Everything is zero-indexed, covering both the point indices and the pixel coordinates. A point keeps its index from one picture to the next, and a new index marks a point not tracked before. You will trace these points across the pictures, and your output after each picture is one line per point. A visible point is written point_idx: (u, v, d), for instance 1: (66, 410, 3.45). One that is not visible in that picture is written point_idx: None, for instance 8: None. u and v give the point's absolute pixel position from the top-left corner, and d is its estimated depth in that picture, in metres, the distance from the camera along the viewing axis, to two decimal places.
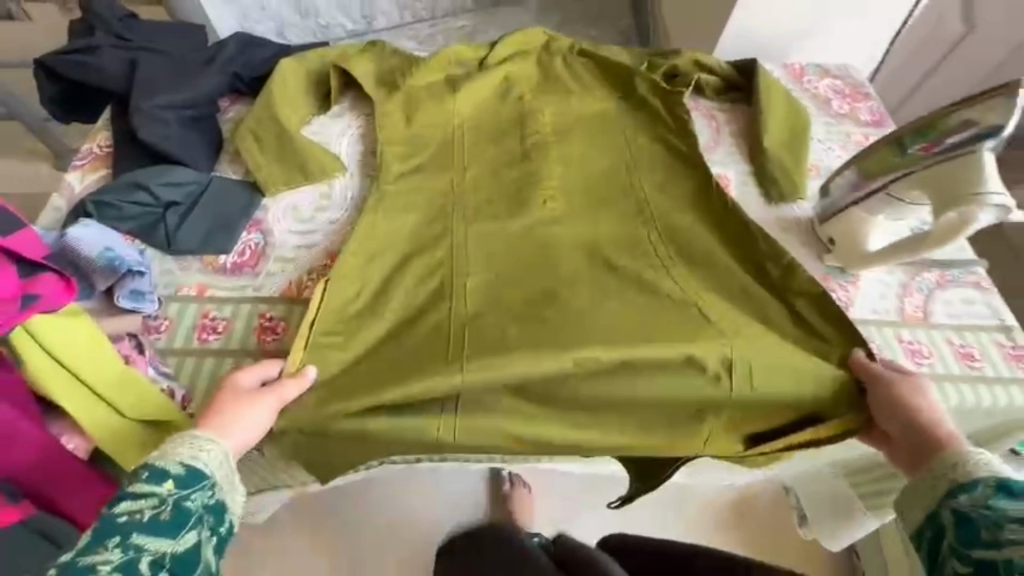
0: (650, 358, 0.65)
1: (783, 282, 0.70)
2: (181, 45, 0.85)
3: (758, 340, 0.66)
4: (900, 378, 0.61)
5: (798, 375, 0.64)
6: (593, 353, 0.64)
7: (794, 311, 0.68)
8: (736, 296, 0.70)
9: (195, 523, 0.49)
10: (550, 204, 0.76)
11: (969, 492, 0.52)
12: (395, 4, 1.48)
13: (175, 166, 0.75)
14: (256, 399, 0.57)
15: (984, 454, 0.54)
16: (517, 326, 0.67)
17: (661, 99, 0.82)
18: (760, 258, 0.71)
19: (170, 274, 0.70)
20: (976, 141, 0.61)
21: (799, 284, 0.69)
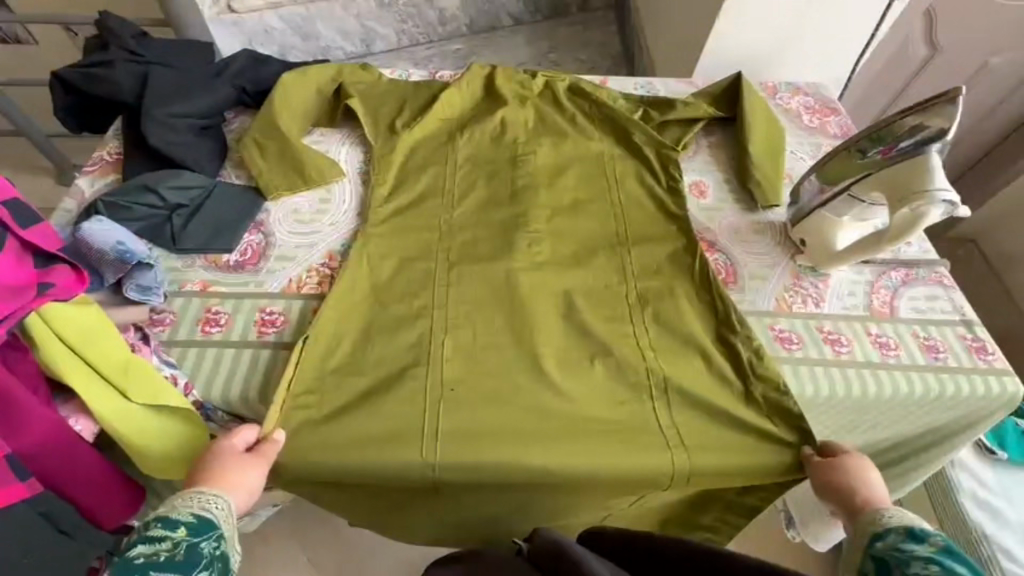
0: (623, 453, 0.63)
1: (751, 365, 0.69)
2: (190, 60, 0.90)
3: (715, 437, 0.65)
4: (839, 462, 0.62)
5: (758, 464, 0.64)
6: (563, 444, 0.63)
7: (754, 397, 0.67)
8: (705, 375, 0.68)
9: (205, 567, 0.51)
10: (537, 207, 0.81)
11: (882, 540, 0.54)
12: (394, 29, 1.64)
13: (183, 171, 0.79)
14: (242, 465, 0.58)
15: (902, 511, 0.57)
16: (484, 412, 0.64)
17: (654, 150, 0.89)
18: (732, 334, 0.70)
19: (176, 271, 0.73)
20: (925, 144, 0.66)
21: (765, 369, 0.68)
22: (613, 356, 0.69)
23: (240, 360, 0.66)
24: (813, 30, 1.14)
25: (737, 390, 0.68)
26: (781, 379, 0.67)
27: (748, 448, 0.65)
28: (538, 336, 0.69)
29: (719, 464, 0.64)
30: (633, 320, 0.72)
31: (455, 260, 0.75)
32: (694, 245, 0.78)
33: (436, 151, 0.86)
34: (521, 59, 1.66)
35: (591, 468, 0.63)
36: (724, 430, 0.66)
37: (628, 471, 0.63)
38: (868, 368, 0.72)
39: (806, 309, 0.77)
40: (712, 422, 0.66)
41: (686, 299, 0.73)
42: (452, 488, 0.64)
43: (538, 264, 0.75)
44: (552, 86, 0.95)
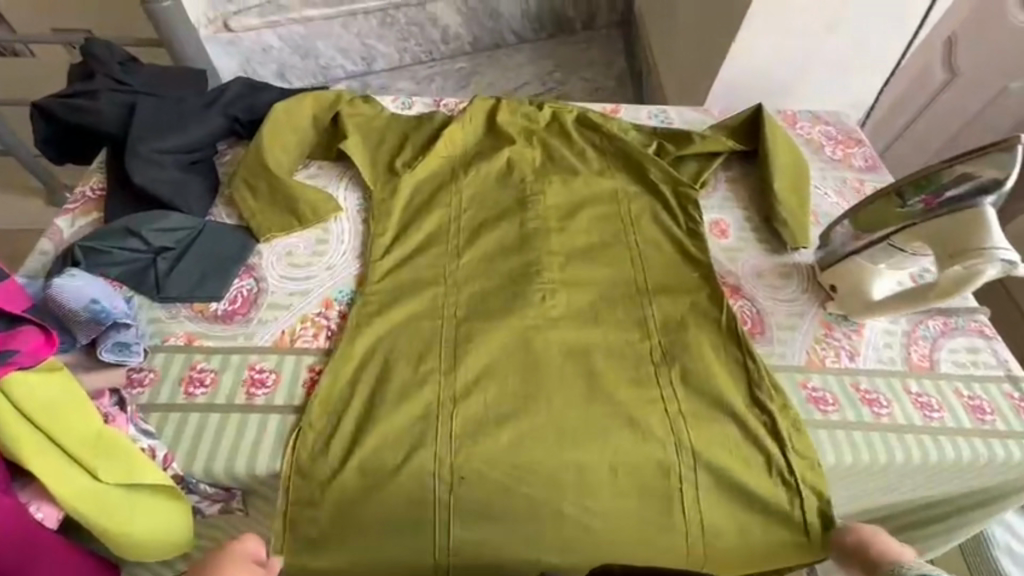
0: (637, 536, 0.62)
1: (789, 437, 0.65)
2: (180, 89, 0.85)
3: (738, 520, 0.63)
4: (845, 532, 0.61)
5: (776, 548, 0.64)
6: (580, 523, 0.62)
7: (787, 472, 0.63)
8: (737, 447, 0.64)
9: None
10: (549, 252, 0.78)
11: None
12: (395, 48, 1.60)
13: (169, 211, 0.74)
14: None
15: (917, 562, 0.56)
16: (501, 489, 0.61)
17: (671, 188, 0.85)
18: (768, 402, 0.66)
19: (159, 322, 0.68)
20: (977, 196, 0.61)
21: (802, 444, 0.64)
22: (631, 419, 0.64)
23: (225, 424, 0.61)
24: (833, 54, 1.09)
25: (776, 463, 0.63)
26: (818, 456, 0.64)
27: (766, 527, 0.63)
28: (552, 396, 0.65)
29: (730, 551, 0.64)
30: (657, 381, 0.67)
31: (460, 311, 0.71)
32: (724, 301, 0.74)
33: (442, 189, 0.83)
34: (525, 78, 1.61)
35: (603, 550, 0.62)
36: (746, 510, 0.63)
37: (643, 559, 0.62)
38: (911, 433, 0.66)
39: (840, 364, 0.71)
40: (735, 496, 0.63)
41: (714, 355, 0.70)
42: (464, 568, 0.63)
43: (551, 318, 0.71)
44: (560, 119, 0.93)
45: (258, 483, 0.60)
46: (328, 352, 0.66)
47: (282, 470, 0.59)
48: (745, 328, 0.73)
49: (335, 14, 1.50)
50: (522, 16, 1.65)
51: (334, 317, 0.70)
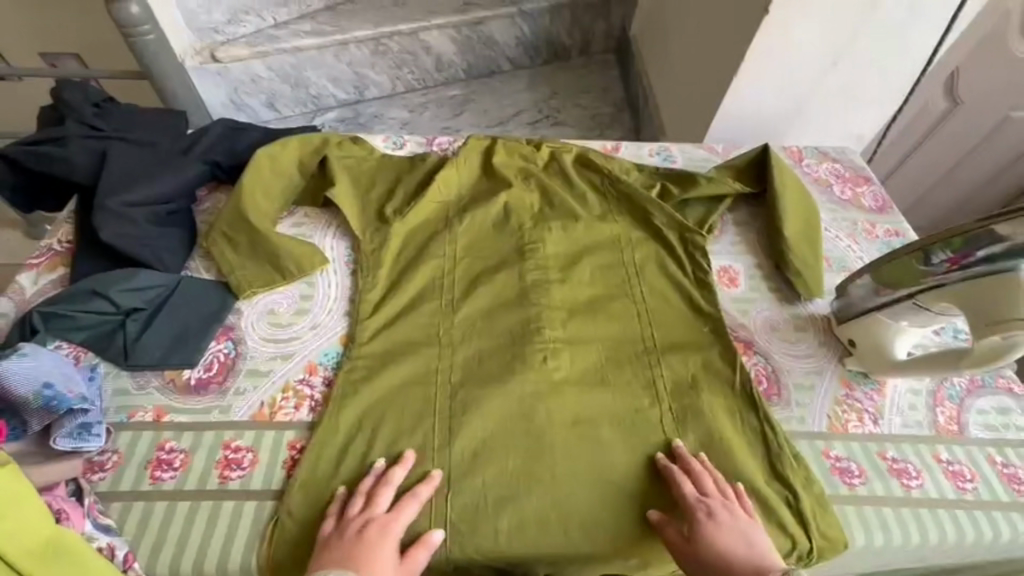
0: None
1: (815, 516, 0.60)
2: (157, 132, 0.81)
3: None
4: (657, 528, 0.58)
5: None
6: None
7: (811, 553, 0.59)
8: None
9: None
10: (549, 306, 0.73)
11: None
12: (388, 77, 1.57)
13: (140, 268, 0.68)
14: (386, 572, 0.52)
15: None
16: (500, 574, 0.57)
17: (677, 234, 0.81)
18: (791, 477, 0.61)
19: (125, 394, 0.62)
20: (1012, 260, 0.56)
21: (828, 525, 0.59)
22: (641, 498, 0.60)
23: (196, 512, 0.55)
24: (837, 88, 1.06)
25: (801, 548, 0.58)
26: (847, 536, 0.59)
27: None
28: (555, 471, 0.60)
29: None
30: (670, 454, 0.62)
31: (456, 376, 0.66)
32: (738, 360, 0.69)
33: (436, 237, 0.79)
34: (521, 106, 1.60)
35: None
36: None
37: None
38: (944, 508, 0.61)
39: (862, 428, 0.66)
40: None
41: (730, 423, 0.65)
42: None
43: (554, 382, 0.66)
44: (558, 159, 0.89)
45: None
46: (311, 426, 0.61)
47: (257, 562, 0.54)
48: (760, 389, 0.69)
49: (326, 43, 1.45)
50: (516, 44, 1.63)
51: (318, 385, 0.64)
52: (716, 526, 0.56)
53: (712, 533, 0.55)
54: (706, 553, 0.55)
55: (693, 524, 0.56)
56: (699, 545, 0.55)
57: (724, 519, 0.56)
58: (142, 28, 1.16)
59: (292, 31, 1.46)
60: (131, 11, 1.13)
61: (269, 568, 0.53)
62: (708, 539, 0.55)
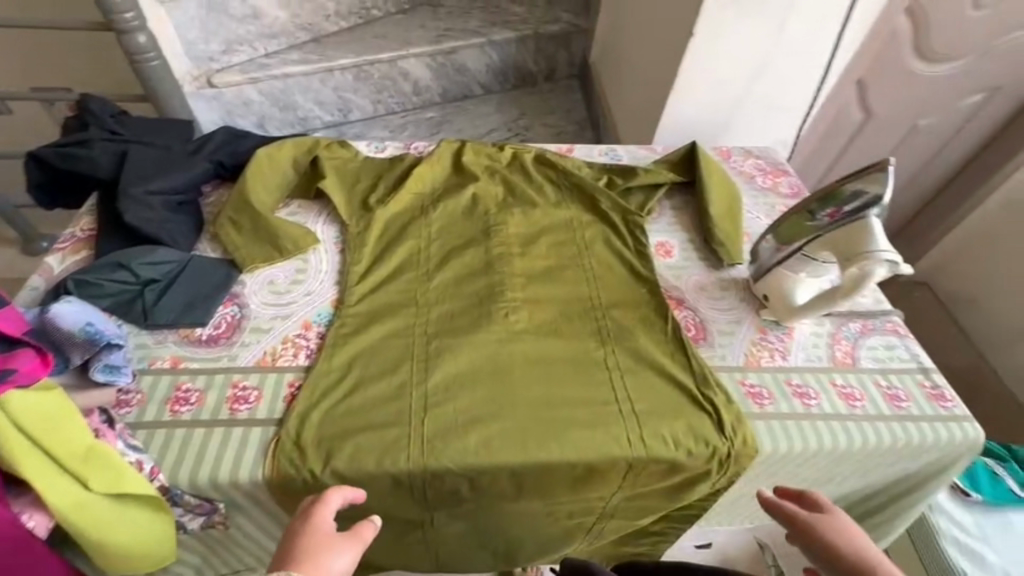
0: (587, 497, 0.74)
1: (733, 427, 0.72)
2: (168, 138, 0.93)
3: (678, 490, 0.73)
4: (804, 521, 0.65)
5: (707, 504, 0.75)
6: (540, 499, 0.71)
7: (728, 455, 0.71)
8: (682, 437, 0.70)
9: None
10: (510, 274, 0.86)
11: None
12: (369, 100, 1.73)
13: (157, 246, 0.80)
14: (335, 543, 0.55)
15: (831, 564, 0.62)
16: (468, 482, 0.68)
17: (620, 215, 0.95)
18: (712, 396, 0.73)
19: (146, 347, 0.72)
20: (866, 209, 0.71)
21: (743, 433, 0.71)
22: (588, 419, 0.71)
23: (210, 437, 0.65)
24: (759, 98, 1.23)
25: (719, 452, 0.70)
26: (757, 443, 0.72)
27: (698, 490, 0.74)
28: (515, 399, 0.72)
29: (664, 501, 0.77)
30: (612, 385, 0.74)
31: (431, 329, 0.78)
32: (669, 312, 0.83)
33: (413, 222, 0.92)
34: (493, 125, 1.77)
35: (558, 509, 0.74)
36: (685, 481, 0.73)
37: (588, 505, 0.75)
38: (838, 420, 0.74)
39: (773, 363, 0.79)
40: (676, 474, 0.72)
41: (663, 360, 0.77)
42: (441, 518, 0.74)
43: (515, 332, 0.79)
44: (519, 158, 1.04)
45: (242, 491, 0.64)
46: (307, 369, 0.72)
47: (263, 469, 0.63)
48: (688, 335, 0.82)
49: (313, 70, 1.60)
50: (487, 71, 1.81)
51: (313, 338, 0.75)
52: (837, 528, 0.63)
53: (841, 533, 0.63)
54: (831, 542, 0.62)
55: (820, 517, 0.64)
56: (819, 533, 0.63)
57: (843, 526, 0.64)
58: (148, 55, 1.30)
59: (281, 59, 1.61)
60: (138, 41, 1.28)
61: (275, 477, 0.63)
62: (833, 536, 0.63)
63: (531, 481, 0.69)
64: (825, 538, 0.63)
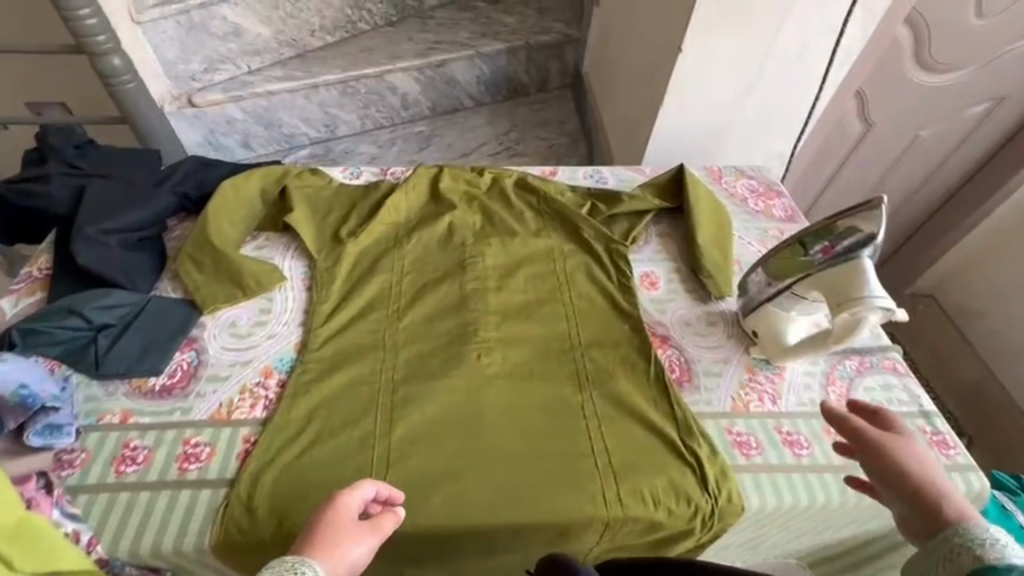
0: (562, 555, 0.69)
1: (717, 483, 0.67)
2: (131, 169, 0.89)
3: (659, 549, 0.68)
4: (868, 436, 0.59)
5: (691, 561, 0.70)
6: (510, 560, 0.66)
7: (713, 512, 0.66)
8: (662, 494, 0.66)
9: None
10: (485, 311, 0.82)
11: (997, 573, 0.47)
12: (357, 115, 1.69)
13: (112, 289, 0.76)
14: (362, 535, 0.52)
15: (893, 483, 0.56)
16: (432, 544, 0.64)
17: (603, 245, 0.91)
18: (696, 448, 0.69)
19: (95, 400, 0.68)
20: (858, 249, 0.67)
21: (728, 489, 0.67)
22: (562, 472, 0.67)
23: (155, 502, 0.61)
24: (752, 114, 1.18)
25: (701, 510, 0.66)
26: (743, 499, 0.67)
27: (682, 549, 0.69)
28: (484, 450, 0.68)
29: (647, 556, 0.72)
30: (589, 435, 0.70)
31: (398, 375, 0.74)
32: (652, 353, 0.78)
33: (385, 254, 0.88)
34: (483, 139, 1.73)
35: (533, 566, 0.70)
36: (667, 540, 0.68)
37: None
38: (831, 473, 0.69)
39: (762, 408, 0.75)
40: (657, 532, 0.67)
41: (644, 407, 0.72)
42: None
43: (487, 376, 0.74)
44: (499, 183, 1.00)
45: (190, 559, 0.60)
46: (264, 423, 0.68)
47: (212, 535, 0.60)
48: (672, 377, 0.77)
49: (297, 87, 1.56)
50: (477, 82, 1.76)
51: (273, 387, 0.71)
52: (907, 451, 0.57)
53: (913, 458, 0.57)
54: (894, 464, 0.57)
55: (891, 435, 0.58)
56: (889, 452, 0.57)
57: (914, 449, 0.58)
58: (122, 78, 1.27)
59: (264, 76, 1.56)
60: (112, 63, 1.25)
61: (223, 545, 0.60)
62: (903, 457, 0.57)
63: (500, 543, 0.65)
64: (894, 458, 0.57)
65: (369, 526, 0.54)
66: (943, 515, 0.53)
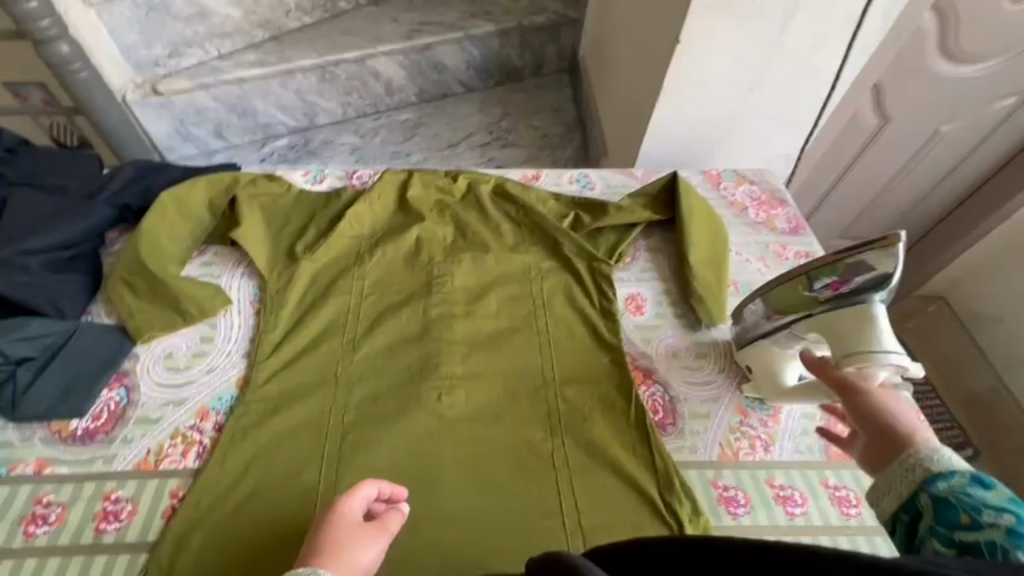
0: None
1: None
2: (62, 176, 0.81)
3: None
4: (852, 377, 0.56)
5: None
6: None
7: None
8: None
9: None
10: (450, 341, 0.74)
11: (945, 481, 0.45)
12: (337, 102, 1.55)
13: (33, 317, 0.68)
14: (370, 538, 0.53)
15: (869, 418, 0.53)
16: None
17: (585, 264, 0.82)
18: (677, 508, 0.61)
19: (9, 447, 0.63)
20: (869, 291, 0.59)
21: None
22: (522, 530, 0.61)
23: (66, 568, 0.56)
24: (759, 110, 1.06)
25: None
26: None
27: None
28: (436, 504, 0.62)
29: None
30: (558, 489, 0.63)
31: (349, 418, 0.67)
32: (633, 393, 0.70)
33: (345, 274, 0.79)
34: (472, 128, 1.61)
35: None
36: None
37: None
38: (828, 536, 0.62)
39: (754, 457, 0.67)
40: None
41: (620, 456, 0.65)
42: None
43: (447, 420, 0.68)
44: (475, 190, 0.89)
45: None
46: (195, 474, 0.61)
47: None
48: (655, 420, 0.69)
49: (271, 73, 1.42)
50: (465, 65, 1.62)
51: (208, 431, 0.65)
52: (889, 397, 0.54)
53: (895, 403, 0.53)
54: (872, 402, 0.53)
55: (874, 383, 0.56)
56: (868, 392, 0.54)
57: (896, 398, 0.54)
58: (75, 66, 1.21)
59: (235, 61, 1.43)
60: (61, 50, 1.18)
61: None
62: (884, 399, 0.53)
63: None
64: (873, 397, 0.54)
65: (375, 528, 0.54)
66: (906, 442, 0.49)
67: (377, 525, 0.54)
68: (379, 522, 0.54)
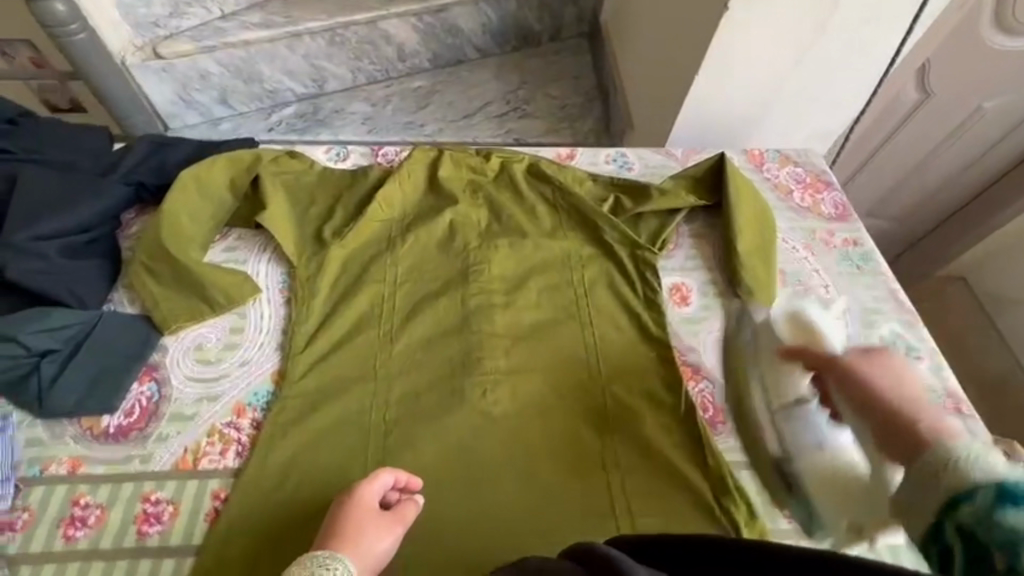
0: None
1: None
2: (72, 152, 0.75)
3: None
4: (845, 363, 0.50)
5: None
6: None
7: None
8: None
9: None
10: (491, 334, 0.71)
11: (969, 499, 0.34)
12: (347, 66, 1.45)
13: (53, 308, 0.65)
14: (383, 528, 0.54)
15: (863, 411, 0.46)
16: None
17: (629, 252, 0.78)
18: (733, 511, 0.60)
19: (39, 445, 0.60)
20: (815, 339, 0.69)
21: None
22: (573, 529, 0.60)
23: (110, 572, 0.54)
24: (799, 86, 0.97)
25: None
26: None
27: None
28: (485, 504, 0.60)
29: None
30: (609, 489, 0.62)
31: (390, 415, 0.64)
32: (683, 390, 0.67)
33: (376, 261, 0.75)
34: (489, 96, 1.52)
35: None
36: None
37: None
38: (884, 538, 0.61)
39: None
40: None
41: (672, 455, 0.64)
42: None
43: (492, 417, 0.65)
44: (509, 169, 0.84)
45: None
46: (236, 474, 0.59)
47: None
48: (704, 417, 0.68)
49: (277, 35, 1.34)
50: (482, 29, 1.52)
51: (246, 428, 0.62)
52: (877, 377, 0.47)
53: (891, 382, 0.46)
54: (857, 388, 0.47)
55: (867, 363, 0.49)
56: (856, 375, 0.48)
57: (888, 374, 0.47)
58: (70, 27, 1.13)
59: (240, 22, 1.35)
60: (56, 10, 1.10)
61: None
62: (875, 380, 0.47)
63: None
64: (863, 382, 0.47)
65: (390, 517, 0.55)
66: (916, 430, 0.41)
67: (392, 514, 0.55)
68: (393, 512, 0.55)
